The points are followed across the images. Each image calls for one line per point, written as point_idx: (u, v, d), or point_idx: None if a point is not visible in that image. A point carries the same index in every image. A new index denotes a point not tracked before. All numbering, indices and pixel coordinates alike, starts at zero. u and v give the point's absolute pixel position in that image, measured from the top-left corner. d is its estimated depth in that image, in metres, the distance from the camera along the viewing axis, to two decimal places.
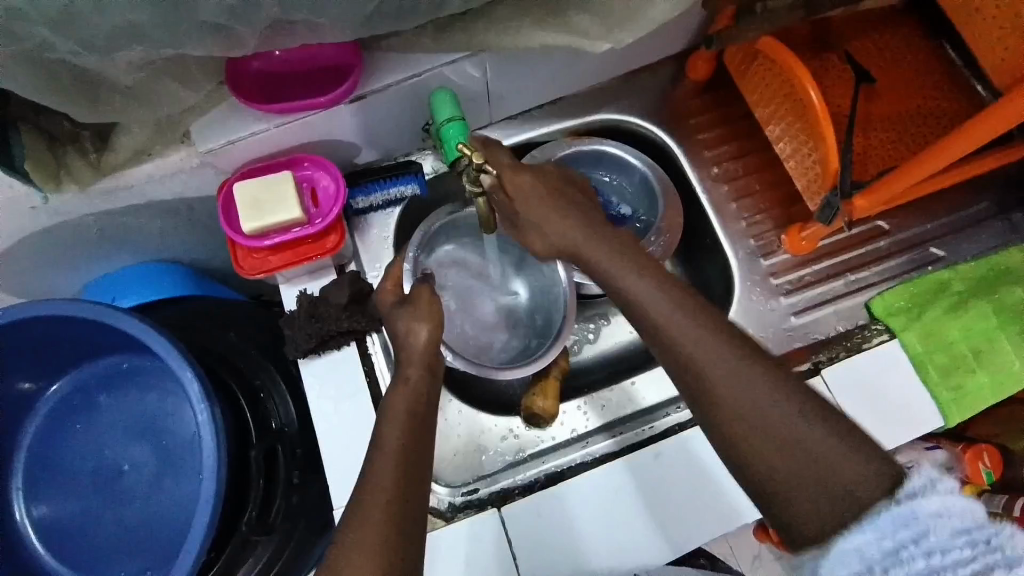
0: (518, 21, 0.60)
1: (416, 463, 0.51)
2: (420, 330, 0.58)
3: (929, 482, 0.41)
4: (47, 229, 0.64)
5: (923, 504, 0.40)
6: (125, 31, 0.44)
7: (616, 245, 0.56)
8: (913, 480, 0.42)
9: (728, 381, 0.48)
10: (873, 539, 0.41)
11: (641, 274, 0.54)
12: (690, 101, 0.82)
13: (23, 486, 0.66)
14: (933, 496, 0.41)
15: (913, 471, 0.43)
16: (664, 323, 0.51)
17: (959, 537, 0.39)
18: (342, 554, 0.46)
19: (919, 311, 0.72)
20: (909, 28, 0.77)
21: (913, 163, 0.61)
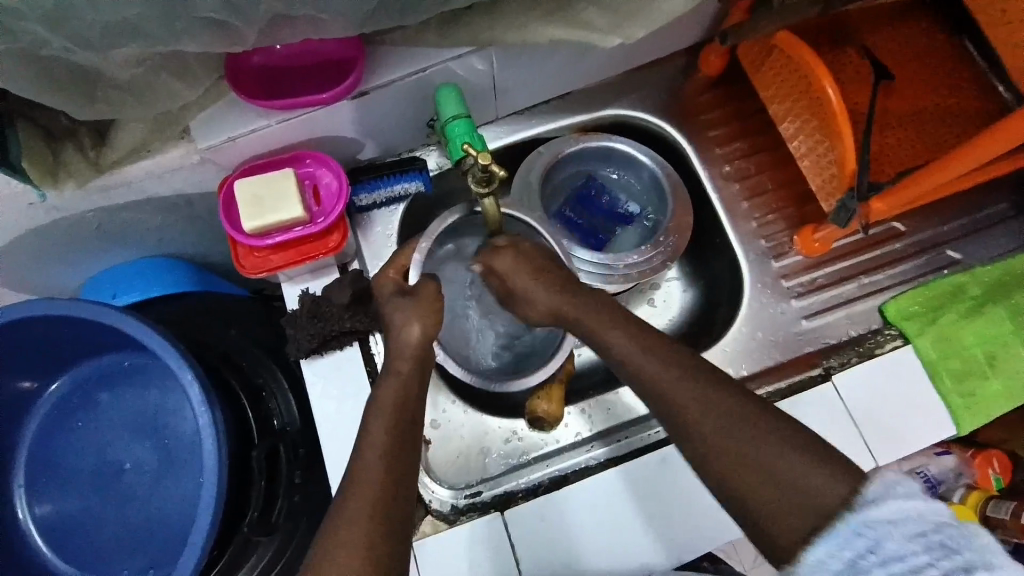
0: (526, 15, 0.58)
1: (407, 462, 0.51)
2: (412, 326, 0.57)
3: (884, 489, 0.43)
4: (46, 226, 0.63)
5: (878, 512, 0.42)
6: (120, 26, 0.43)
7: (602, 309, 0.58)
8: (871, 489, 0.43)
9: (719, 432, 0.49)
10: (835, 550, 0.42)
11: (625, 334, 0.55)
12: (701, 96, 0.80)
13: (26, 483, 0.66)
14: (889, 502, 0.42)
15: (873, 478, 0.44)
16: (652, 384, 0.53)
17: (915, 542, 0.39)
18: (332, 550, 0.46)
19: (935, 316, 0.70)
20: (929, 21, 0.74)
21: (940, 163, 0.58)
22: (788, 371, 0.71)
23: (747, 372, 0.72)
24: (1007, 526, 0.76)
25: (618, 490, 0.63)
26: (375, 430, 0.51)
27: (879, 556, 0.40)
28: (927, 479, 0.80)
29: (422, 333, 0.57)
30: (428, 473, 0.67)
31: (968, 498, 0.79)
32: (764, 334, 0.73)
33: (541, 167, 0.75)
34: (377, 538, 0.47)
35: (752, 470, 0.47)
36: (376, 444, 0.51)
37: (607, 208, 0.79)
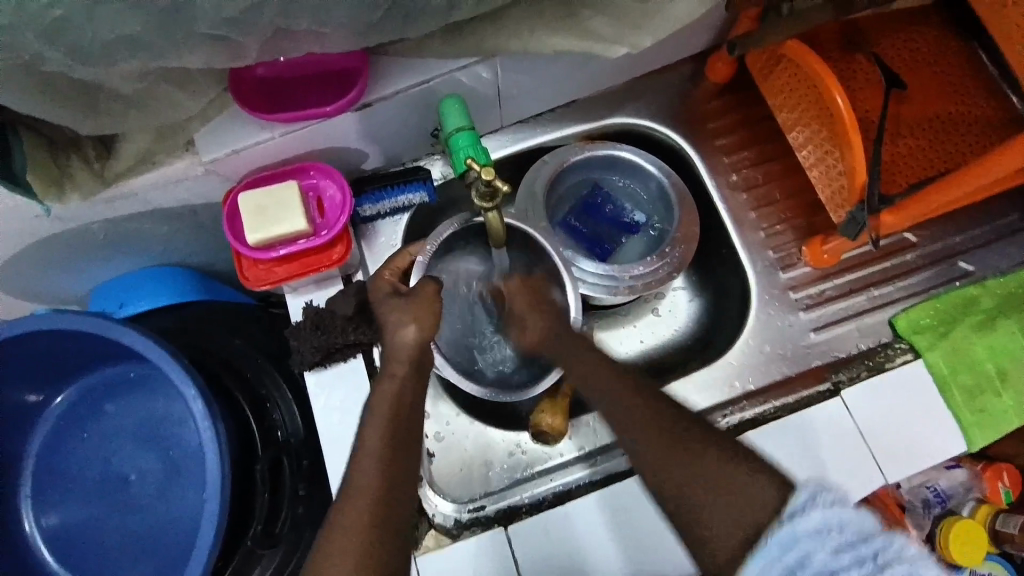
0: (531, 24, 0.58)
1: (402, 474, 0.50)
2: (407, 327, 0.54)
3: (810, 499, 0.45)
4: (50, 237, 0.63)
5: (803, 523, 0.44)
6: (122, 41, 0.42)
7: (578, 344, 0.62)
8: (796, 499, 0.45)
9: (697, 459, 0.51)
10: (769, 564, 0.43)
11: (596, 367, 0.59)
12: (709, 104, 0.79)
13: (32, 494, 0.66)
14: (812, 513, 0.44)
15: (797, 489, 0.46)
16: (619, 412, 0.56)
17: (844, 554, 0.41)
18: (327, 563, 0.46)
19: (946, 329, 0.69)
20: (942, 28, 0.73)
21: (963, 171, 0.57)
22: (795, 385, 0.71)
23: (753, 386, 0.71)
24: (1015, 540, 0.76)
25: (623, 502, 0.62)
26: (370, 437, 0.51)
27: (811, 569, 0.41)
28: (937, 493, 0.78)
29: (418, 335, 0.54)
30: (431, 487, 0.66)
31: (977, 512, 0.78)
32: (772, 347, 0.72)
33: (546, 176, 0.74)
34: (372, 552, 0.47)
35: (741, 497, 0.48)
36: (370, 455, 0.50)
37: (612, 217, 0.78)
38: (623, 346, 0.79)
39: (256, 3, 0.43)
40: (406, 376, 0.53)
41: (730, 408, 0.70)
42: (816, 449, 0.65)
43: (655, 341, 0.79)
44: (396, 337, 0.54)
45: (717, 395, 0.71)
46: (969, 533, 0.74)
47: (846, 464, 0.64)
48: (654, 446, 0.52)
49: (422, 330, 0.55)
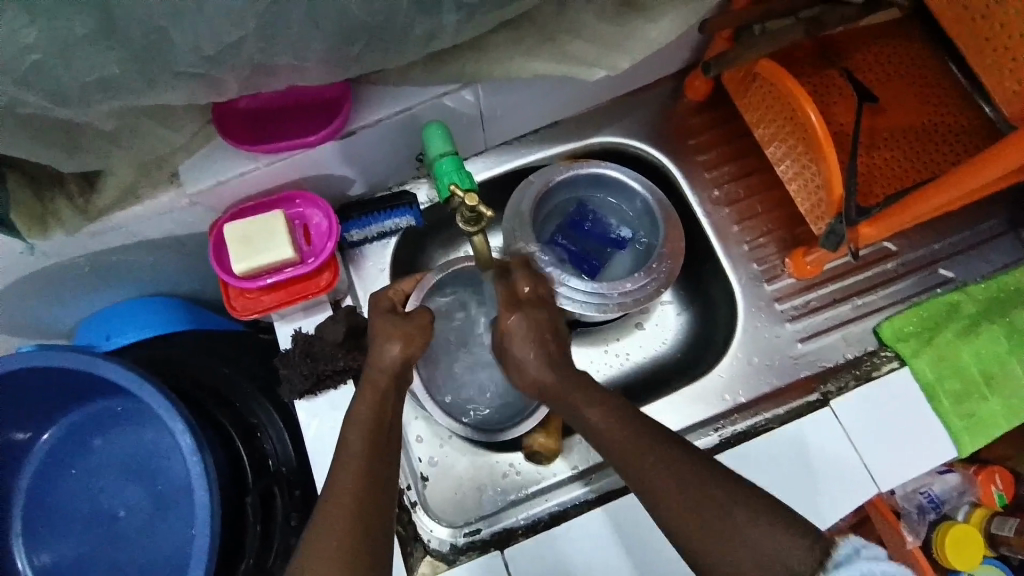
0: (512, 50, 0.59)
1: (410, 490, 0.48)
2: (392, 346, 0.53)
3: (853, 551, 0.44)
4: (36, 272, 0.63)
5: (851, 574, 0.42)
6: (100, 83, 0.43)
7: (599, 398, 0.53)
8: (840, 550, 0.44)
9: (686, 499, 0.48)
10: None
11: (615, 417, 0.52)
12: (691, 119, 0.80)
13: (24, 531, 0.65)
14: (858, 564, 0.43)
15: (841, 541, 0.45)
16: (642, 476, 0.50)
17: None
18: None
19: (930, 336, 0.70)
20: (912, 40, 0.75)
21: (946, 178, 0.58)
22: (786, 397, 0.71)
23: (745, 399, 0.72)
24: (1011, 543, 0.76)
25: (616, 516, 0.62)
26: (352, 441, 0.50)
27: None
28: (930, 498, 0.77)
29: (402, 357, 0.53)
30: (425, 512, 0.67)
31: (972, 515, 0.78)
32: (760, 359, 0.73)
33: (533, 195, 0.75)
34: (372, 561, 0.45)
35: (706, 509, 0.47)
36: None
37: (598, 233, 0.79)
38: (619, 362, 0.79)
39: (234, 42, 0.44)
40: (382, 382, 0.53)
41: (721, 422, 0.71)
42: (807, 458, 0.65)
43: (643, 356, 0.79)
44: (382, 354, 0.53)
45: (709, 408, 0.71)
46: (963, 541, 0.74)
47: (838, 474, 0.64)
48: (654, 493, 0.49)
49: (408, 350, 0.54)
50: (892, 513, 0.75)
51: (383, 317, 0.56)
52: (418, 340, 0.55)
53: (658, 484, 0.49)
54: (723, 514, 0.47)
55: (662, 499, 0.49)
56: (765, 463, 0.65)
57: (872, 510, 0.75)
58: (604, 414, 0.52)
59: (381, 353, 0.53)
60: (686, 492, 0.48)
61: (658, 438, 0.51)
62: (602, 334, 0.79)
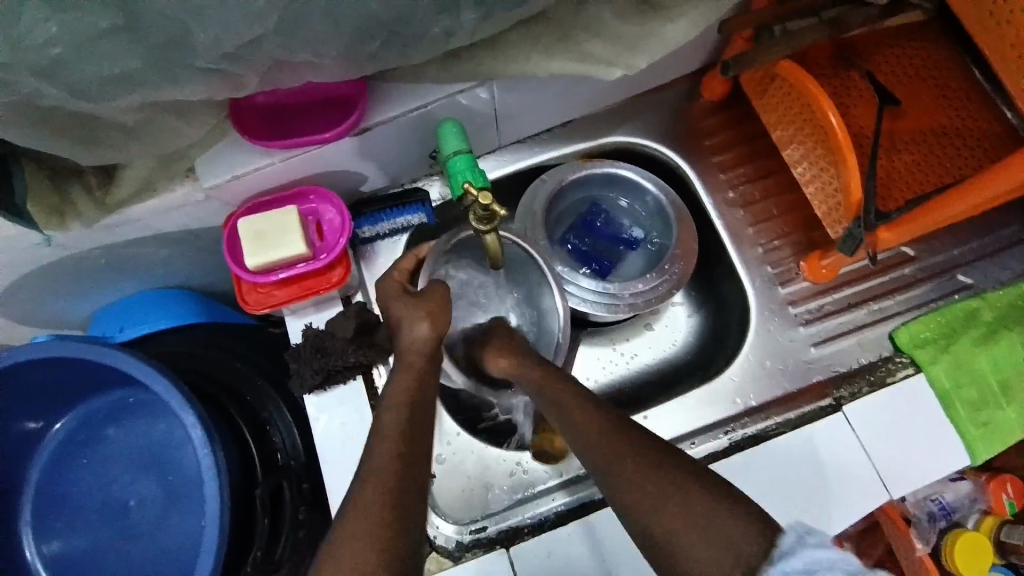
0: (528, 48, 0.58)
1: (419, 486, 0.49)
2: (421, 325, 0.55)
3: (798, 539, 0.43)
4: (51, 263, 0.63)
5: (791, 564, 0.42)
6: (118, 78, 0.43)
7: (597, 420, 0.54)
8: (785, 541, 0.44)
9: (681, 517, 0.47)
10: None
11: (611, 441, 0.52)
12: (706, 120, 0.79)
13: (34, 519, 0.66)
14: (802, 552, 0.42)
15: (786, 530, 0.44)
16: (629, 496, 0.49)
17: None
18: None
19: (947, 343, 0.69)
20: (935, 42, 0.74)
21: (966, 184, 0.57)
22: (798, 401, 0.71)
23: (756, 403, 0.71)
24: (1021, 551, 0.75)
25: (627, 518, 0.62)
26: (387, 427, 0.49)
27: None
28: (942, 506, 0.76)
29: (430, 334, 0.55)
30: (432, 508, 0.67)
31: (981, 524, 0.77)
32: (772, 363, 0.72)
33: (546, 193, 0.75)
34: None
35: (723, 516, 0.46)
36: (384, 468, 0.46)
37: (610, 232, 0.79)
38: (632, 360, 0.78)
39: (253, 37, 0.44)
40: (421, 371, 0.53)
41: (731, 425, 0.70)
42: (818, 464, 0.64)
43: (652, 357, 0.78)
44: (410, 333, 0.55)
45: (720, 411, 0.71)
46: (972, 549, 0.73)
47: (849, 481, 0.64)
48: (653, 512, 0.48)
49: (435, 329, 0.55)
50: (902, 519, 0.74)
51: (398, 299, 0.57)
52: (442, 317, 0.56)
53: (645, 504, 0.48)
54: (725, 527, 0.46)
55: (650, 518, 0.48)
56: (773, 467, 0.64)
57: (883, 516, 0.75)
58: (603, 431, 0.53)
59: (410, 334, 0.54)
60: (678, 510, 0.47)
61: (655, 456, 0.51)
62: (616, 331, 0.79)
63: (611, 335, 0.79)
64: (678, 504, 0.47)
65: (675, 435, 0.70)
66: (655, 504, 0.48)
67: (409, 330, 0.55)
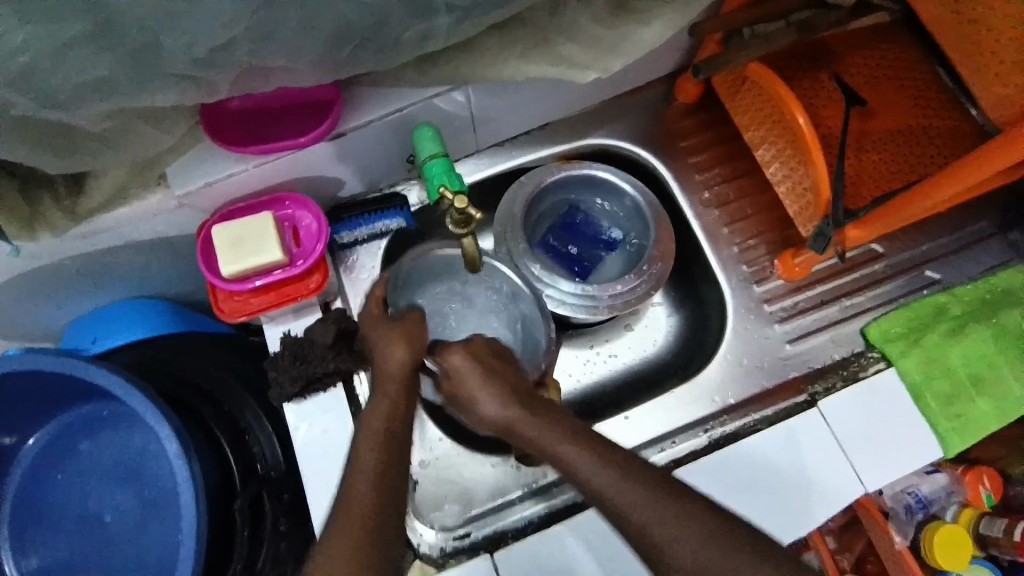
0: (504, 52, 0.59)
1: (398, 493, 0.48)
2: (398, 348, 0.54)
3: None
4: (23, 274, 0.62)
5: None
6: (89, 87, 0.43)
7: (553, 414, 0.51)
8: None
9: (664, 517, 0.46)
10: None
11: (574, 440, 0.50)
12: (682, 122, 0.81)
13: (10, 537, 0.64)
14: None
15: None
16: (599, 488, 0.48)
17: None
18: None
19: (918, 336, 0.71)
20: (901, 44, 0.76)
21: (932, 181, 0.58)
22: (776, 398, 0.72)
23: (734, 400, 0.72)
24: (1001, 543, 0.77)
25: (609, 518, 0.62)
26: None
27: None
28: (918, 499, 0.78)
29: (405, 357, 0.54)
30: (415, 515, 0.67)
31: (960, 515, 0.78)
32: (750, 360, 0.73)
33: (524, 197, 0.75)
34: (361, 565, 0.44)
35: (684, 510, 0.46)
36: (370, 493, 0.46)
37: (590, 235, 0.79)
38: (614, 360, 0.79)
39: (227, 43, 0.43)
40: (400, 393, 0.53)
41: (711, 423, 0.71)
42: (797, 458, 0.65)
43: (633, 357, 0.79)
44: (385, 358, 0.54)
45: (700, 410, 0.72)
46: (952, 542, 0.74)
47: (828, 476, 0.65)
48: (630, 508, 0.47)
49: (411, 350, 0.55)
50: (881, 513, 0.75)
51: (378, 328, 0.57)
52: (418, 339, 0.56)
53: (620, 499, 0.47)
54: (663, 517, 0.46)
55: (629, 514, 0.47)
56: (754, 464, 0.65)
57: (862, 511, 0.76)
58: (560, 429, 0.50)
59: (387, 358, 0.54)
60: (657, 501, 0.47)
61: (630, 459, 0.49)
62: (598, 331, 0.79)
63: (593, 335, 0.79)
64: (654, 494, 0.47)
65: (656, 435, 0.71)
66: (626, 493, 0.47)
67: (385, 354, 0.55)
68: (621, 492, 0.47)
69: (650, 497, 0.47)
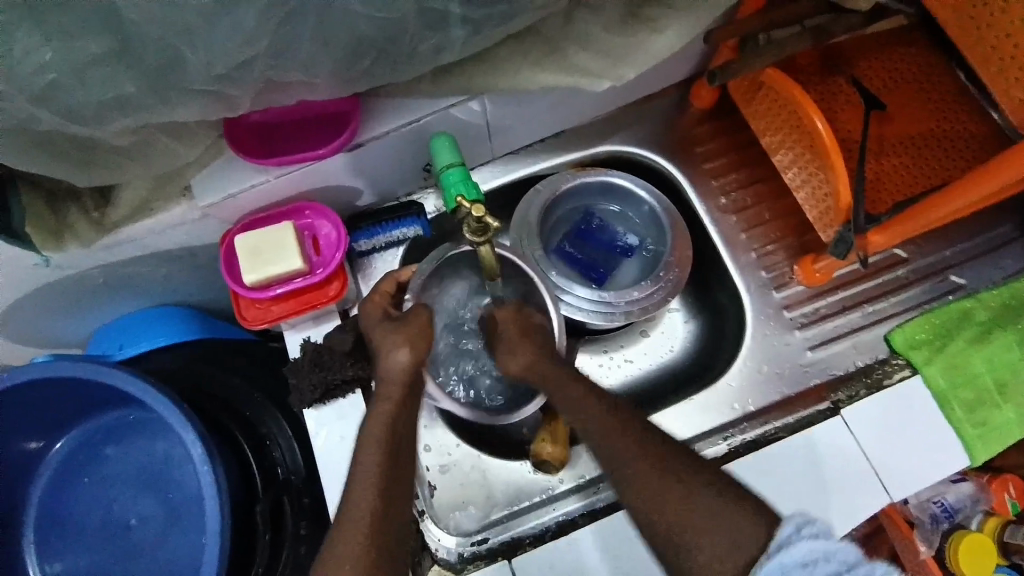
0: (516, 63, 0.59)
1: None
2: (400, 352, 0.54)
3: (795, 529, 0.45)
4: (51, 283, 0.64)
5: (791, 554, 0.44)
6: (115, 102, 0.44)
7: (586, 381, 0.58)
8: (782, 531, 0.46)
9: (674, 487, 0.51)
10: None
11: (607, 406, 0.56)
12: (696, 128, 0.80)
13: (39, 540, 0.66)
14: (799, 543, 0.44)
15: (784, 520, 0.46)
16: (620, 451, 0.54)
17: None
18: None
19: (942, 343, 0.69)
20: (919, 47, 0.75)
21: (958, 185, 0.57)
22: (795, 405, 0.71)
23: (753, 408, 0.71)
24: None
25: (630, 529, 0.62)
26: None
27: None
28: (943, 508, 0.75)
29: (406, 363, 0.54)
30: (433, 521, 0.67)
31: (985, 524, 0.76)
32: (769, 367, 0.73)
33: (540, 204, 0.75)
34: None
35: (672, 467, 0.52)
36: None
37: (606, 241, 0.79)
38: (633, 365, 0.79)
39: (247, 58, 0.44)
40: (401, 402, 0.54)
41: (730, 430, 0.70)
42: (818, 465, 0.64)
43: (650, 364, 0.79)
44: (388, 359, 0.55)
45: (718, 417, 0.71)
46: (975, 551, 0.73)
47: (851, 484, 0.64)
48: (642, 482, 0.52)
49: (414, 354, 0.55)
50: (906, 523, 0.74)
51: (382, 327, 0.56)
52: (422, 342, 0.55)
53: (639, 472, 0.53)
54: (670, 488, 0.51)
55: (643, 483, 0.52)
56: (772, 470, 0.64)
57: (886, 520, 0.75)
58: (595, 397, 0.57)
59: (390, 362, 0.54)
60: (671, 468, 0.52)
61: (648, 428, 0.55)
62: (615, 337, 0.79)
63: (610, 342, 0.79)
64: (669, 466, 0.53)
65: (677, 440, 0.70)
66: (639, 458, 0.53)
67: (389, 355, 0.55)
68: (615, 435, 0.55)
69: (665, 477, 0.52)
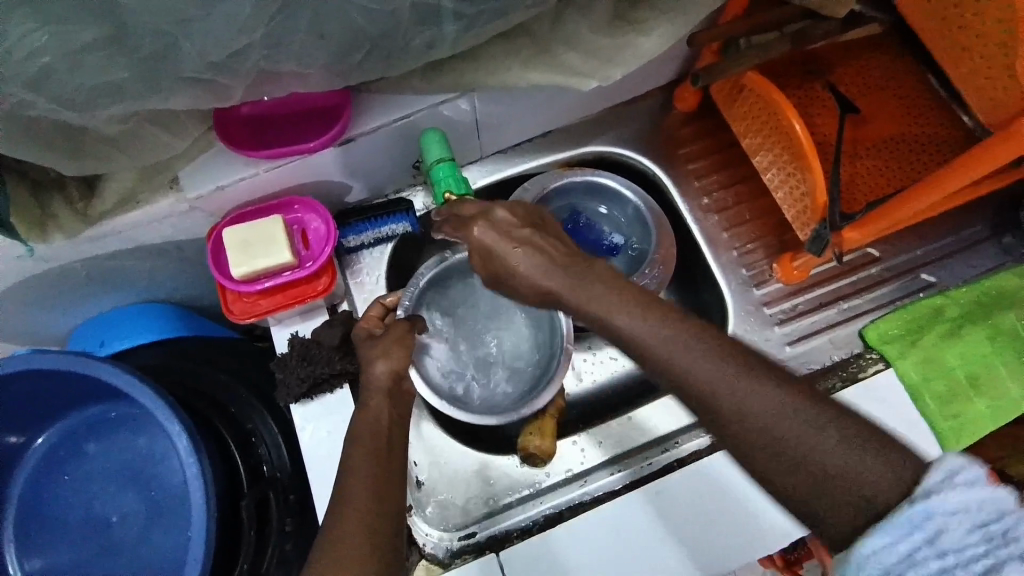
0: (507, 62, 0.60)
1: None
2: (377, 364, 0.57)
3: (946, 475, 0.40)
4: (34, 276, 0.63)
5: (936, 502, 0.39)
6: (105, 89, 0.44)
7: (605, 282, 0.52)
8: (929, 478, 0.40)
9: (740, 411, 0.46)
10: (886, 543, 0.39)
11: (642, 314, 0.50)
12: (680, 130, 0.83)
13: (17, 537, 0.63)
14: (948, 491, 0.39)
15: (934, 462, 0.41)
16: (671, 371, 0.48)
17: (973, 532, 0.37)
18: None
19: (915, 338, 0.72)
20: (891, 54, 0.78)
21: (928, 183, 0.59)
22: None
23: None
24: None
25: (617, 524, 0.63)
26: None
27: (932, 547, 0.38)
28: None
29: (389, 371, 0.57)
30: (421, 516, 0.68)
31: None
32: None
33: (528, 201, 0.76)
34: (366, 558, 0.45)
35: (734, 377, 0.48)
36: None
37: (592, 239, 0.80)
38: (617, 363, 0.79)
39: (240, 48, 0.45)
40: (382, 408, 0.55)
41: None
42: None
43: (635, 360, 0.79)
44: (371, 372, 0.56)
45: None
46: None
47: None
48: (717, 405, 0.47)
49: (391, 364, 0.57)
50: None
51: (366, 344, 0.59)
52: (398, 353, 0.58)
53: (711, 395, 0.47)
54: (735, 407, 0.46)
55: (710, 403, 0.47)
56: None
57: None
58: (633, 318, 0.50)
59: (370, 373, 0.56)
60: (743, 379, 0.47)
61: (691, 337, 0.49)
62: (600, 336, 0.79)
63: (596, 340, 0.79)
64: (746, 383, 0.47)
65: (662, 433, 0.72)
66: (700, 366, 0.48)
67: (370, 369, 0.57)
68: (660, 345, 0.49)
69: (765, 400, 0.46)
